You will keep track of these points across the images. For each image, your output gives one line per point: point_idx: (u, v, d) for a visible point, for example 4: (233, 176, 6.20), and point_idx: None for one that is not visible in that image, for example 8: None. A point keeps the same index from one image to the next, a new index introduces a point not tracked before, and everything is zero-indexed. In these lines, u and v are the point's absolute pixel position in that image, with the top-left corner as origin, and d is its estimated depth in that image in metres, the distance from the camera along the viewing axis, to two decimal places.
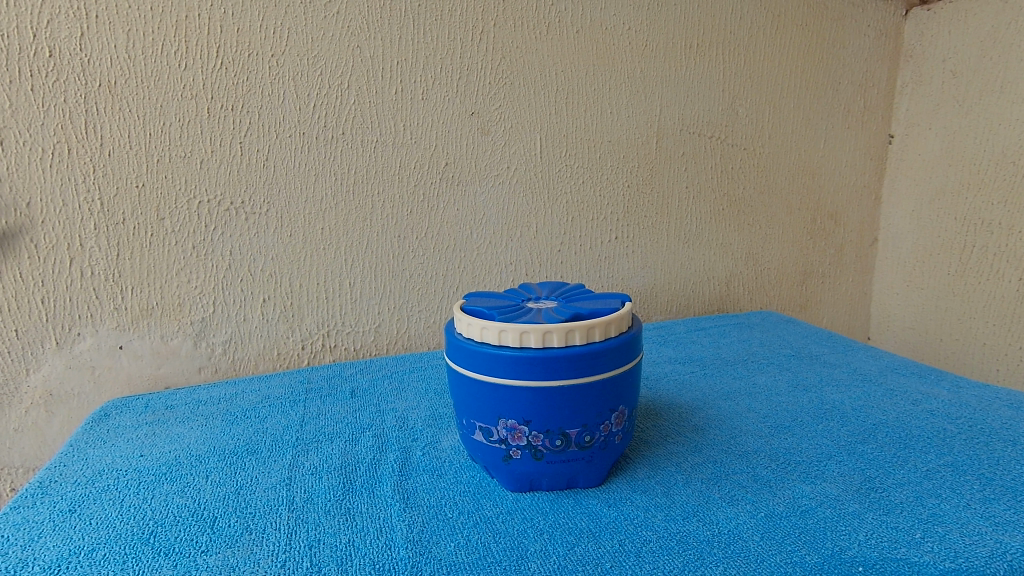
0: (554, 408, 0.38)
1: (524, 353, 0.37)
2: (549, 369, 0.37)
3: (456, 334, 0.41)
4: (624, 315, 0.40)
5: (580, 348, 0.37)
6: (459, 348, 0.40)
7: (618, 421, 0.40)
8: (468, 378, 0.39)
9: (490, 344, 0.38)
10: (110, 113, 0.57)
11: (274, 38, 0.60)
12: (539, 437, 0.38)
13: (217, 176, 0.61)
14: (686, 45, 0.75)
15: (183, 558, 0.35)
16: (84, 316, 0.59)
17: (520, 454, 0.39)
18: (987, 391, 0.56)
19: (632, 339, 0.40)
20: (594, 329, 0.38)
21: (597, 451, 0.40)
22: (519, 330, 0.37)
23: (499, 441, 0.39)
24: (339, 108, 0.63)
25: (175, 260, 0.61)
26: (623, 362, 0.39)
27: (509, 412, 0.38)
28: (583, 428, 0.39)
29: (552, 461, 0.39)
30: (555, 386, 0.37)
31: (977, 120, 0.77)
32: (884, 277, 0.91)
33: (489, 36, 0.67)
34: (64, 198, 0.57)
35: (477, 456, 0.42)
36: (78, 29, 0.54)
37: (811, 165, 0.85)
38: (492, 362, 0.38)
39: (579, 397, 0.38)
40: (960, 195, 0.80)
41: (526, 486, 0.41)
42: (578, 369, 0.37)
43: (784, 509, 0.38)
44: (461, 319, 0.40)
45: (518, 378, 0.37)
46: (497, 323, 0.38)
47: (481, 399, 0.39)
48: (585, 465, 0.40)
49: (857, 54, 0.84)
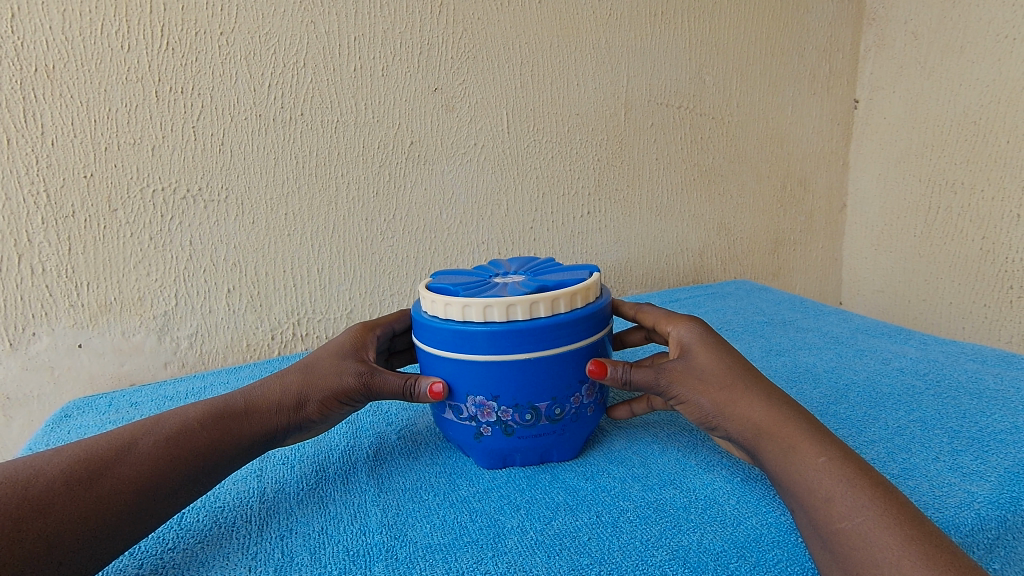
0: (522, 382, 0.37)
1: (488, 327, 0.36)
2: (514, 343, 0.36)
3: (421, 313, 0.40)
4: (591, 285, 0.39)
5: (545, 320, 0.36)
6: (424, 327, 0.39)
7: (589, 392, 0.40)
8: (435, 355, 0.39)
9: (455, 321, 0.37)
10: (50, 100, 0.54)
11: (222, 16, 0.57)
12: (508, 412, 0.38)
13: (170, 164, 0.58)
14: (651, 13, 0.73)
15: (149, 555, 0.34)
16: (38, 315, 0.57)
17: (490, 430, 0.39)
18: (953, 347, 0.57)
19: (600, 309, 0.39)
20: (558, 301, 0.37)
21: (569, 424, 0.40)
22: (482, 304, 0.36)
23: (468, 418, 0.39)
24: (296, 88, 0.61)
25: (131, 252, 0.59)
26: (591, 332, 0.39)
27: (477, 389, 0.38)
28: (553, 401, 0.38)
29: (523, 436, 0.39)
30: (521, 360, 0.37)
31: (938, 81, 0.77)
32: (853, 241, 0.93)
33: (449, 8, 0.64)
34: (6, 192, 0.54)
35: (448, 435, 0.41)
36: (9, 10, 0.51)
37: (780, 133, 0.85)
38: (458, 339, 0.37)
39: (547, 370, 0.37)
40: (924, 157, 0.81)
41: (500, 461, 0.41)
42: (544, 342, 0.37)
43: (759, 472, 0.38)
44: (426, 297, 0.39)
45: (485, 353, 0.36)
46: (460, 299, 0.37)
47: (447, 376, 0.38)
48: (558, 438, 0.40)
49: (821, 19, 0.83)
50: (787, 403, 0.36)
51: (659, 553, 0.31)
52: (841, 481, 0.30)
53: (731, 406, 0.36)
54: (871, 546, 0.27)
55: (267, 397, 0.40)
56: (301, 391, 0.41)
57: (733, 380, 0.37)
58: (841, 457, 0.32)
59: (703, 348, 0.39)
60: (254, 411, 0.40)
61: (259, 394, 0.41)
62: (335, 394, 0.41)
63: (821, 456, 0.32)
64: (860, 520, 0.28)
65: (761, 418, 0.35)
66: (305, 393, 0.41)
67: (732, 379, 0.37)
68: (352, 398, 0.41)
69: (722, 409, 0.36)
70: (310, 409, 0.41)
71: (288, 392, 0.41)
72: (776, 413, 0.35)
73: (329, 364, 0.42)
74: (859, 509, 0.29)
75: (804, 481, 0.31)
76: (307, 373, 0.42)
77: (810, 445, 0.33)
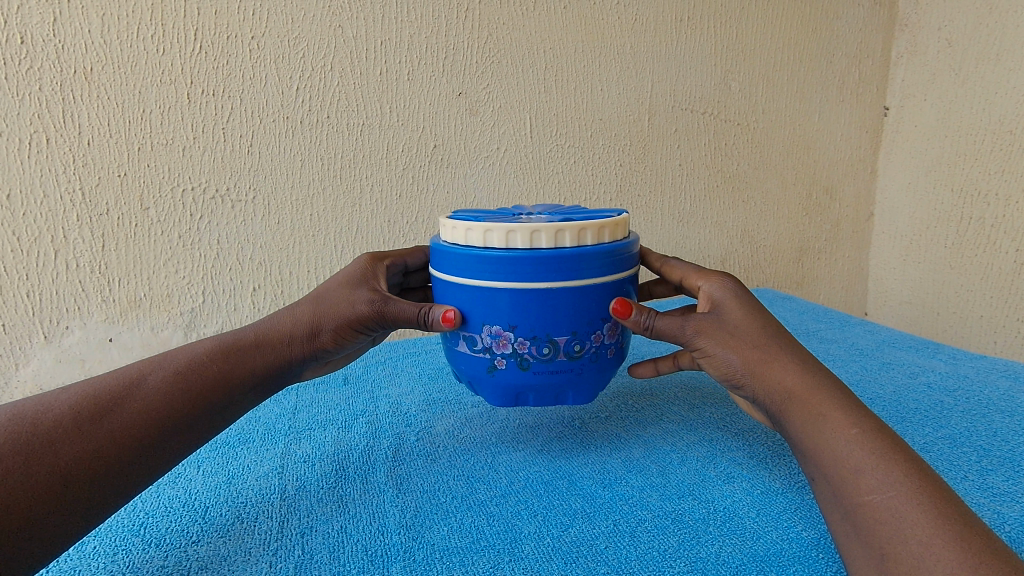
0: (540, 312, 0.37)
1: (509, 252, 0.36)
2: (534, 270, 0.36)
3: (441, 241, 0.40)
4: (619, 221, 0.38)
5: (570, 248, 0.36)
6: (444, 255, 0.39)
7: (610, 333, 0.39)
8: (454, 283, 0.38)
9: (476, 245, 0.37)
10: (87, 101, 0.55)
11: (253, 20, 0.58)
12: (525, 344, 0.37)
13: (200, 165, 0.60)
14: (677, 18, 0.73)
15: (173, 549, 0.34)
16: (72, 309, 0.59)
17: (505, 364, 0.38)
18: (984, 362, 0.55)
19: (627, 247, 0.38)
20: (585, 231, 0.36)
21: (588, 364, 0.39)
22: (504, 229, 0.36)
23: (483, 350, 0.38)
24: (323, 91, 0.62)
25: (161, 250, 0.60)
26: (616, 269, 0.38)
27: (494, 318, 0.37)
28: (572, 336, 0.38)
29: (538, 372, 0.38)
30: (542, 288, 0.36)
31: (972, 89, 0.76)
32: (881, 251, 0.91)
33: (475, 13, 0.65)
34: (45, 190, 0.55)
35: (461, 371, 0.41)
36: (50, 14, 0.53)
37: (807, 140, 0.84)
38: (479, 263, 0.36)
39: (568, 302, 0.37)
40: (957, 166, 0.79)
41: (513, 401, 0.40)
42: (568, 271, 0.36)
43: (780, 485, 0.38)
44: (447, 223, 0.39)
45: (505, 279, 0.36)
46: (482, 223, 0.36)
47: (464, 305, 0.38)
48: (575, 378, 0.39)
49: (852, 24, 0.82)
50: (824, 372, 0.35)
51: (676, 565, 0.31)
52: (871, 453, 0.30)
53: (762, 368, 0.36)
54: (901, 523, 0.27)
55: (281, 329, 0.42)
56: (313, 319, 0.42)
57: (768, 343, 0.37)
58: (873, 430, 0.31)
59: (737, 303, 0.38)
60: (268, 342, 0.41)
61: (272, 326, 0.42)
62: (348, 321, 0.42)
63: (853, 427, 0.32)
64: (890, 495, 0.28)
65: (793, 384, 0.35)
66: (318, 321, 0.42)
67: (765, 341, 0.37)
68: (365, 324, 0.43)
69: (751, 369, 0.36)
70: (325, 338, 0.42)
71: (300, 321, 0.42)
72: (809, 381, 0.35)
73: (338, 292, 0.43)
74: (891, 485, 0.29)
75: (831, 449, 0.31)
76: (318, 302, 0.43)
77: (841, 415, 0.32)
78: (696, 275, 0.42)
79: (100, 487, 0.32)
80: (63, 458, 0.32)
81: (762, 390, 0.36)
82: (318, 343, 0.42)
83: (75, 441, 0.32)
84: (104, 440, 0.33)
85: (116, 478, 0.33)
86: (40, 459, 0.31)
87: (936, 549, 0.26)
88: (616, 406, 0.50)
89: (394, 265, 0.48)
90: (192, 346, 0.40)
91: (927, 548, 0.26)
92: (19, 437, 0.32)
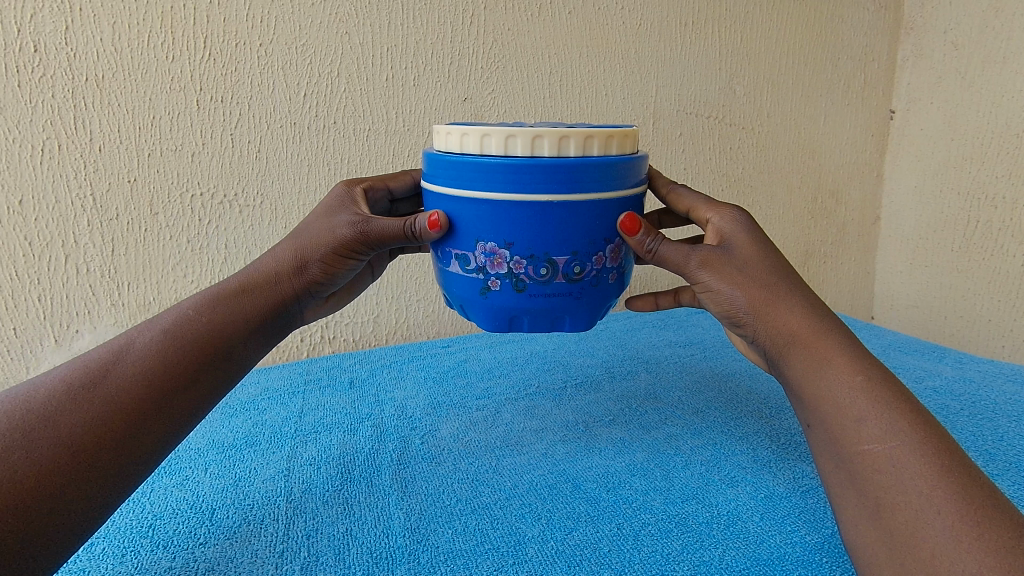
0: (539, 227, 0.36)
1: (509, 159, 0.35)
2: (535, 180, 0.35)
3: (435, 150, 0.39)
4: (627, 133, 0.37)
5: (574, 158, 0.35)
6: (441, 164, 0.37)
7: (613, 257, 0.38)
8: (447, 195, 0.38)
9: (472, 153, 0.36)
10: (99, 108, 0.56)
11: (261, 28, 0.59)
12: (521, 264, 0.37)
13: (209, 170, 0.60)
14: (681, 23, 0.73)
15: (182, 550, 0.35)
16: (81, 313, 0.59)
17: (499, 285, 0.38)
18: (990, 366, 0.55)
19: (634, 163, 0.37)
20: (591, 140, 0.35)
21: (587, 288, 0.38)
22: (504, 133, 0.35)
23: (477, 270, 0.38)
24: (330, 97, 0.62)
25: (170, 255, 0.61)
26: (621, 185, 0.37)
27: (490, 235, 0.37)
28: (572, 257, 0.37)
29: (535, 295, 0.38)
30: (542, 202, 0.35)
31: (979, 92, 0.76)
32: (887, 255, 0.90)
33: (480, 19, 0.65)
34: (56, 195, 0.56)
35: (454, 294, 0.40)
36: (63, 22, 0.53)
37: (812, 143, 0.83)
38: (475, 173, 0.35)
39: (569, 218, 0.36)
40: (964, 169, 0.78)
41: (507, 326, 0.40)
42: (570, 184, 0.35)
43: (784, 489, 0.38)
44: (442, 130, 0.38)
45: (503, 191, 0.35)
46: (479, 128, 0.35)
47: (460, 219, 0.37)
48: (573, 303, 0.38)
49: (857, 28, 0.82)
50: (827, 315, 0.37)
51: (679, 569, 0.32)
52: (875, 402, 0.33)
53: (768, 308, 0.37)
54: (903, 472, 0.30)
55: (265, 270, 0.42)
56: (300, 253, 0.42)
57: (776, 283, 0.38)
58: (879, 380, 0.34)
59: (747, 239, 0.39)
60: (254, 286, 0.41)
61: (254, 273, 0.42)
62: (334, 249, 0.42)
63: (858, 375, 0.34)
64: (894, 445, 0.31)
65: (799, 328, 0.36)
66: (303, 254, 0.42)
67: (772, 280, 0.38)
68: (353, 249, 0.43)
69: (756, 308, 0.37)
70: (316, 271, 0.43)
71: (284, 259, 0.42)
72: (815, 324, 0.36)
73: (319, 224, 0.43)
74: (894, 435, 0.31)
75: (835, 399, 0.34)
76: (301, 237, 0.43)
77: (846, 362, 0.35)
78: (706, 203, 0.41)
79: (103, 458, 0.32)
80: (63, 429, 0.32)
81: (766, 330, 0.37)
82: (309, 275, 0.42)
83: (73, 412, 0.33)
84: (102, 407, 0.34)
85: (119, 453, 0.33)
86: (40, 432, 0.32)
87: (937, 499, 0.29)
88: (620, 410, 0.50)
89: (380, 188, 0.48)
90: (178, 305, 0.40)
91: (929, 500, 0.29)
92: (25, 421, 0.32)
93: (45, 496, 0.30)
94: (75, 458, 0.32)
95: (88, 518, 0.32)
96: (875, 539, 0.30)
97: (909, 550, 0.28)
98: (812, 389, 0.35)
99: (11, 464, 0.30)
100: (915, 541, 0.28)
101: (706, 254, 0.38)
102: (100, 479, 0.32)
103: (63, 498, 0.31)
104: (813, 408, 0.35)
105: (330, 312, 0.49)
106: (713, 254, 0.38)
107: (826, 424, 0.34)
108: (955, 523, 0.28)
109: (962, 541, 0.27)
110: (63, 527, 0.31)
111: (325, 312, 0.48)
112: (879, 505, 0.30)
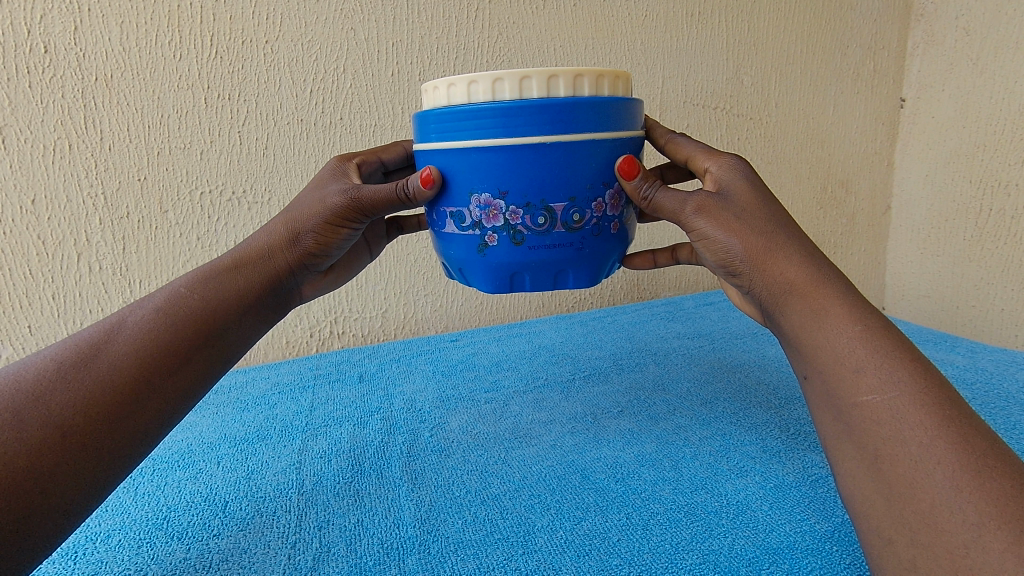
0: (534, 173, 0.36)
1: (499, 103, 0.35)
2: (526, 122, 0.35)
3: (424, 107, 0.39)
4: (617, 75, 0.37)
5: (565, 98, 0.35)
6: (430, 120, 0.38)
7: (613, 204, 0.38)
8: (439, 149, 0.38)
9: (461, 102, 0.36)
10: (107, 108, 0.57)
11: (267, 25, 0.59)
12: (518, 214, 0.37)
13: (216, 167, 0.61)
14: (688, 13, 0.73)
15: (195, 541, 0.36)
16: (95, 310, 0.60)
17: (497, 240, 0.38)
18: (1003, 355, 0.55)
19: (626, 105, 0.37)
20: (581, 79, 0.35)
21: (588, 238, 0.38)
22: (491, 78, 0.35)
23: (474, 226, 0.38)
24: (336, 93, 0.63)
25: (180, 251, 0.62)
26: (617, 127, 0.37)
27: (484, 186, 0.37)
28: (570, 204, 0.37)
29: (535, 247, 0.38)
30: (535, 145, 0.35)
31: (991, 78, 0.74)
32: (898, 245, 0.90)
33: (484, 13, 0.65)
34: (68, 195, 0.57)
35: (453, 257, 0.40)
36: (72, 23, 0.54)
37: (821, 133, 0.83)
38: (467, 122, 0.36)
39: (564, 161, 0.36)
40: (976, 157, 0.77)
41: (507, 284, 0.39)
42: (563, 125, 0.35)
43: (794, 479, 0.38)
44: (429, 86, 0.38)
45: (496, 137, 0.35)
46: (466, 75, 0.36)
47: (453, 174, 0.37)
48: (575, 254, 0.38)
49: (866, 16, 0.81)
50: (825, 262, 0.37)
51: (688, 557, 0.32)
52: (875, 351, 0.32)
53: (762, 255, 0.37)
54: (901, 422, 0.30)
55: (259, 246, 0.42)
56: (294, 226, 0.42)
57: (773, 231, 0.37)
58: (878, 327, 0.33)
59: (744, 188, 0.39)
60: (247, 263, 0.41)
61: (246, 249, 0.42)
62: (327, 218, 0.42)
63: (857, 324, 0.33)
64: (891, 395, 0.30)
65: (796, 276, 0.36)
66: (296, 227, 0.42)
67: (769, 228, 0.37)
68: (345, 218, 0.43)
69: (752, 255, 0.37)
70: (309, 241, 0.42)
71: (279, 233, 0.42)
72: (812, 273, 0.36)
73: (310, 197, 0.43)
74: (895, 384, 0.31)
75: (833, 348, 0.33)
76: (292, 209, 0.43)
77: (845, 312, 0.34)
78: (704, 153, 0.41)
79: (104, 445, 0.32)
80: (56, 409, 0.31)
81: (762, 279, 0.37)
82: (303, 247, 0.42)
83: (63, 391, 0.32)
84: (94, 387, 0.33)
85: (122, 437, 0.33)
86: (30, 412, 0.31)
87: (937, 449, 0.28)
88: (628, 401, 0.50)
89: (369, 165, 0.48)
90: (171, 284, 0.40)
91: (929, 450, 0.28)
92: (20, 394, 0.32)
93: (46, 472, 0.30)
94: (69, 440, 0.31)
95: (90, 493, 0.31)
96: (873, 492, 0.29)
97: (909, 502, 0.28)
98: (811, 340, 0.34)
99: (4, 443, 0.29)
100: (914, 492, 0.28)
101: (702, 202, 0.38)
102: (101, 461, 0.32)
103: (61, 483, 0.30)
104: (811, 360, 0.34)
105: (329, 288, 0.49)
106: (709, 202, 0.38)
107: (824, 377, 0.33)
108: (955, 474, 0.27)
109: (963, 492, 0.27)
110: (66, 504, 0.30)
111: (324, 287, 0.48)
112: (877, 457, 0.30)
